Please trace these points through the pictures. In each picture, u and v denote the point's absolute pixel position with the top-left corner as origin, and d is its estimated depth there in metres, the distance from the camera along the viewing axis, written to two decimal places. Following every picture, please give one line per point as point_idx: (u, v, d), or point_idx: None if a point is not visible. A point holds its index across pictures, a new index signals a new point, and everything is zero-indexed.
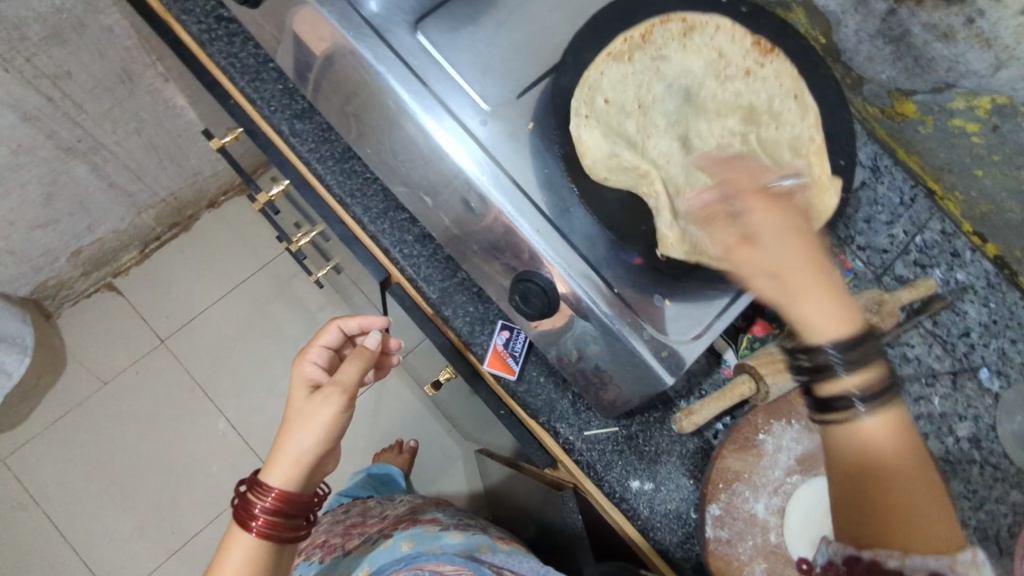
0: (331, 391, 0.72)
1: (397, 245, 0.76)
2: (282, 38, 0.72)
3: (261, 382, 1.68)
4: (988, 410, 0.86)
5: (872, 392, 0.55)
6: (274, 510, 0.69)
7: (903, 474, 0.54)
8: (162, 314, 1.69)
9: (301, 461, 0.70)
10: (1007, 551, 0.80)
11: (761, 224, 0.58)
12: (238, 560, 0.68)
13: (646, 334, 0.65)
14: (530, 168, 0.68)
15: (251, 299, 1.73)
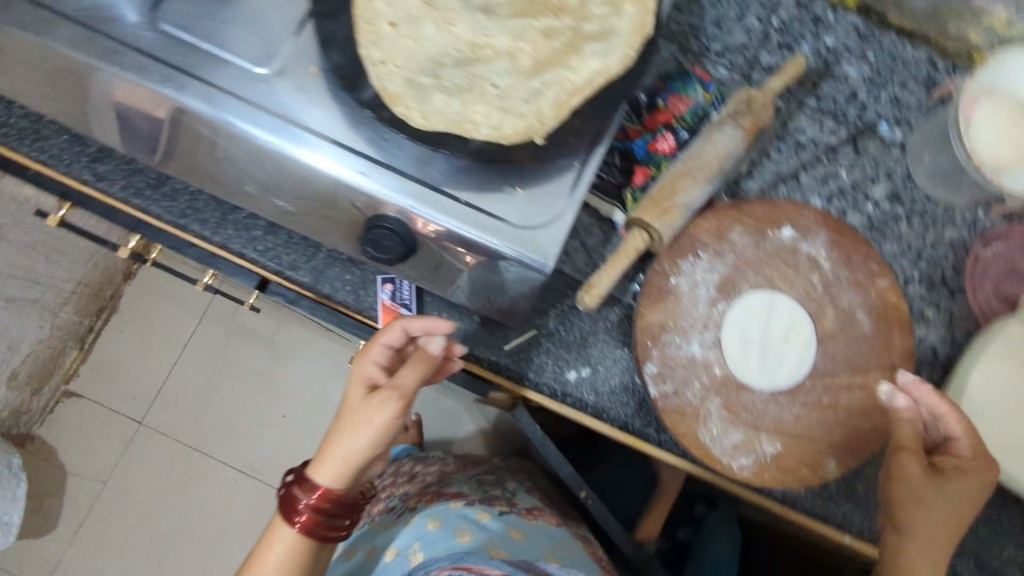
0: (382, 399, 0.62)
1: (248, 245, 0.72)
2: (30, 85, 0.65)
3: (251, 420, 1.67)
4: (898, 162, 0.82)
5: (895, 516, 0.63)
6: (266, 547, 0.65)
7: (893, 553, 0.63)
8: (129, 399, 1.66)
9: (347, 465, 0.63)
10: (956, 289, 0.80)
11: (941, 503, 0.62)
12: (275, 556, 0.64)
13: (509, 231, 0.61)
14: (329, 115, 0.62)
15: (206, 348, 1.70)
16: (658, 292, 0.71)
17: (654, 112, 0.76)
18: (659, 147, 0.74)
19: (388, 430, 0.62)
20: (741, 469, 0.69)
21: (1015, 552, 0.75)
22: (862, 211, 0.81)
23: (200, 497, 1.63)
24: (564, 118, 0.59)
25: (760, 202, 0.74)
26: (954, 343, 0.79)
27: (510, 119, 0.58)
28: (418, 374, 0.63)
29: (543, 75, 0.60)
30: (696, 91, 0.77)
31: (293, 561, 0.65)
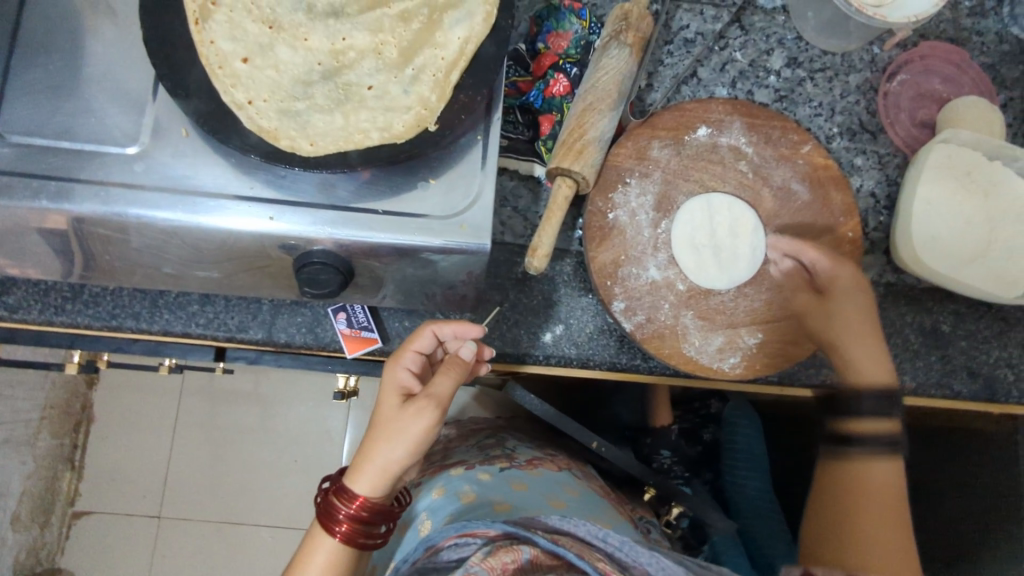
0: (422, 411, 0.61)
1: (189, 322, 0.70)
2: None
3: (266, 476, 1.66)
4: (786, 27, 0.82)
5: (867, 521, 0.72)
6: (309, 550, 0.64)
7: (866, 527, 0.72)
8: (141, 497, 1.63)
9: (385, 472, 0.62)
10: (877, 129, 0.81)
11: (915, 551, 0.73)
12: (317, 566, 0.64)
13: (435, 223, 0.61)
14: (221, 172, 0.60)
15: (196, 425, 1.66)
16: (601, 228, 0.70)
17: (539, 57, 0.74)
18: (554, 91, 0.73)
19: (428, 435, 0.62)
20: (733, 368, 0.70)
21: (1004, 353, 0.78)
22: (767, 86, 0.81)
23: (243, 563, 1.63)
24: (450, 95, 0.57)
25: (668, 111, 0.73)
26: (891, 181, 0.81)
27: (398, 115, 0.57)
28: (454, 379, 0.63)
29: (415, 61, 0.59)
30: (571, 23, 0.75)
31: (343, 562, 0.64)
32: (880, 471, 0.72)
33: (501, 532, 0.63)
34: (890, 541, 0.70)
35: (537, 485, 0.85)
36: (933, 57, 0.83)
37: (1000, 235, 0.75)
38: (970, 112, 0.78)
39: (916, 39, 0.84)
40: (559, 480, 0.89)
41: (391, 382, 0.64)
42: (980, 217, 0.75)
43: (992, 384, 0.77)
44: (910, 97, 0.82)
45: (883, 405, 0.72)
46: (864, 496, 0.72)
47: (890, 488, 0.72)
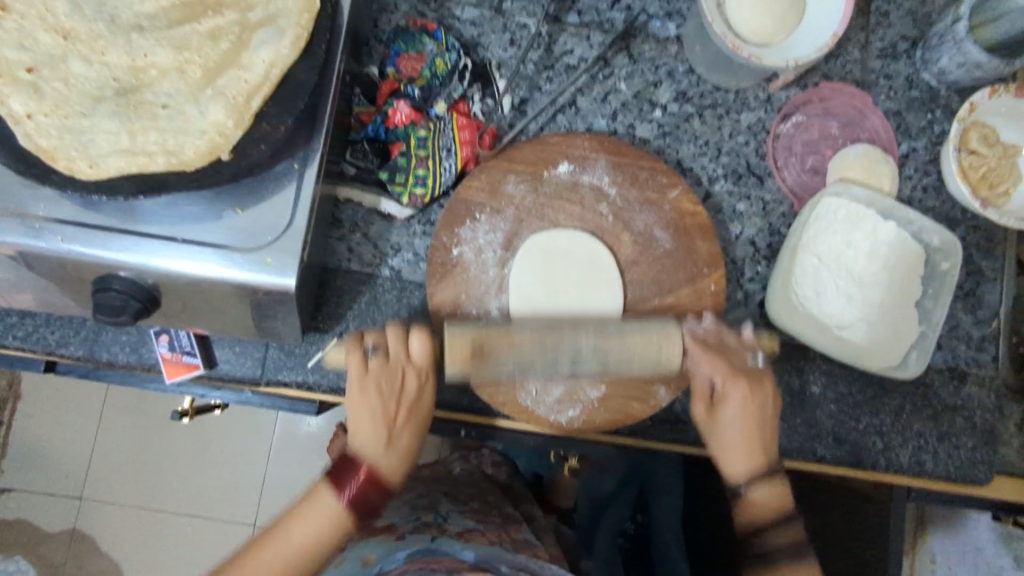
0: (423, 388, 0.64)
1: (6, 333, 0.68)
2: None
3: (191, 468, 1.43)
4: (678, 58, 0.78)
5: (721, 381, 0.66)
6: (286, 529, 0.58)
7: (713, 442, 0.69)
8: (43, 502, 1.41)
9: (409, 445, 0.63)
10: (764, 173, 0.77)
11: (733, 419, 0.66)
12: (309, 530, 0.57)
13: (238, 256, 0.58)
14: (8, 185, 0.56)
15: (124, 411, 1.44)
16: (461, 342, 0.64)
17: (381, 84, 0.71)
18: (396, 118, 0.69)
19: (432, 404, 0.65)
20: (571, 421, 0.67)
21: (872, 420, 0.75)
22: (649, 121, 0.77)
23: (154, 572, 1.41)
24: (247, 122, 0.54)
25: (528, 144, 0.69)
26: (774, 231, 0.77)
27: (190, 140, 0.53)
28: (433, 359, 0.65)
29: (217, 81, 0.55)
30: (424, 44, 0.71)
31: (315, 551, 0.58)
32: (738, 458, 0.66)
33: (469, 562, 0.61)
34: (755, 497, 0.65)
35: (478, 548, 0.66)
36: (835, 99, 0.78)
37: (889, 305, 0.71)
38: (862, 163, 0.75)
39: (818, 78, 0.79)
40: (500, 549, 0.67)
41: (375, 367, 0.62)
42: (870, 278, 0.71)
43: (858, 451, 0.74)
44: (804, 141, 0.78)
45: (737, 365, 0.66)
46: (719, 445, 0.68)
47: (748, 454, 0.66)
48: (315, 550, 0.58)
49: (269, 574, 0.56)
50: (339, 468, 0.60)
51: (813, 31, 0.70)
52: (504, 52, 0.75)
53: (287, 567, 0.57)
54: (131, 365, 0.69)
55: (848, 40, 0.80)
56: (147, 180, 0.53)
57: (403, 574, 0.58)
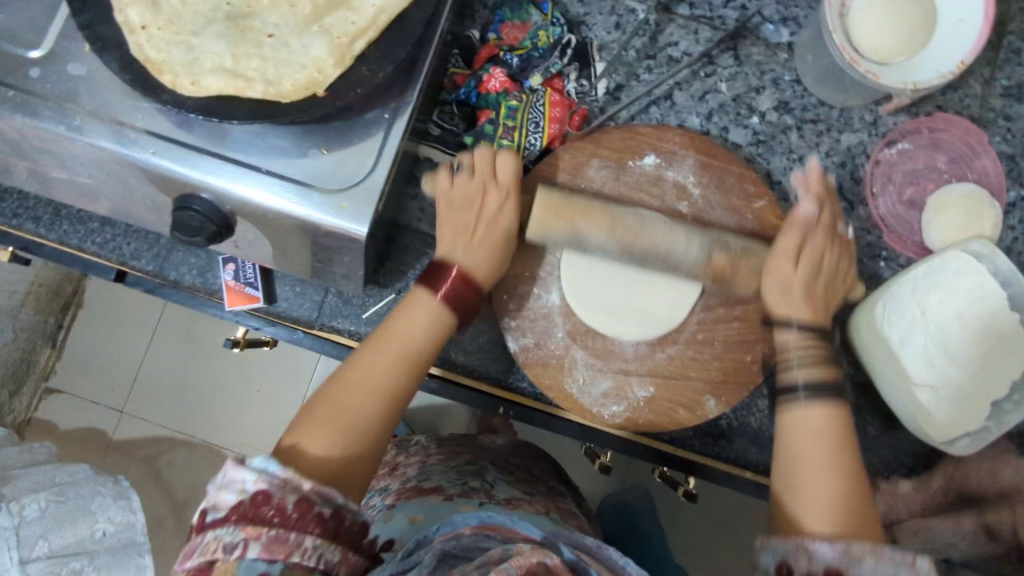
0: (510, 174, 0.62)
1: (87, 238, 0.70)
2: None
3: (228, 401, 1.47)
4: (785, 66, 0.75)
5: (813, 383, 0.57)
6: (394, 321, 0.58)
7: (832, 482, 0.53)
8: (85, 409, 1.46)
9: (495, 251, 0.61)
10: (857, 199, 0.74)
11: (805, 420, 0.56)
12: (418, 317, 0.58)
13: (315, 195, 0.58)
14: (112, 93, 0.58)
15: (174, 335, 1.48)
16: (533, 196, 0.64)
17: (481, 49, 0.70)
18: (489, 86, 0.68)
19: (507, 245, 0.62)
20: (613, 417, 0.65)
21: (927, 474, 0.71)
22: (746, 127, 0.74)
23: (182, 493, 1.46)
24: (348, 63, 0.54)
25: (618, 131, 0.68)
26: (856, 259, 0.73)
27: (290, 73, 0.54)
28: (519, 180, 0.62)
29: (326, 19, 0.56)
30: (529, 14, 0.70)
31: (415, 359, 0.57)
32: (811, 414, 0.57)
33: (533, 536, 0.51)
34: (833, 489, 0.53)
35: (522, 519, 0.67)
36: (947, 132, 0.74)
37: (978, 367, 0.67)
38: (965, 204, 0.70)
39: (931, 109, 0.75)
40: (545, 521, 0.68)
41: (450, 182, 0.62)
42: (964, 356, 0.67)
43: (908, 503, 0.70)
44: (905, 171, 0.74)
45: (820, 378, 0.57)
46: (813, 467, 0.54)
47: (821, 438, 0.55)
48: (422, 353, 0.57)
49: (363, 386, 0.54)
50: (432, 273, 0.60)
51: (939, 55, 0.66)
52: (607, 35, 0.74)
53: (386, 375, 0.55)
54: (193, 288, 0.70)
55: (971, 73, 0.75)
56: (242, 103, 0.54)
57: (453, 539, 0.50)
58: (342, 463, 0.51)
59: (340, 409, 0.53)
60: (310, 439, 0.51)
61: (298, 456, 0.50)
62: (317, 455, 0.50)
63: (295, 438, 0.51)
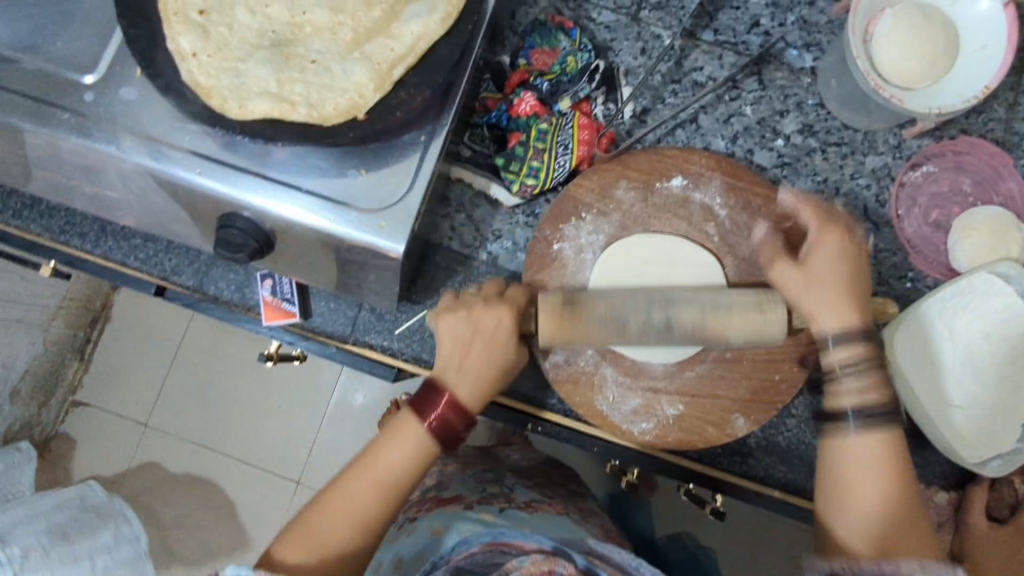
0: (485, 348, 0.61)
1: (130, 254, 0.73)
2: None
3: (251, 415, 1.49)
4: (809, 90, 0.77)
5: (868, 411, 0.56)
6: (381, 447, 0.58)
7: (881, 514, 0.54)
8: (112, 422, 1.49)
9: (484, 386, 0.61)
10: (882, 221, 0.75)
11: (857, 452, 0.56)
12: (403, 456, 0.58)
13: (354, 214, 0.60)
14: (161, 117, 0.61)
15: (200, 350, 1.51)
16: (521, 301, 0.64)
17: (511, 74, 0.72)
18: (519, 110, 0.70)
19: (511, 364, 0.63)
20: (643, 434, 0.67)
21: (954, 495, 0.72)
22: (771, 149, 0.76)
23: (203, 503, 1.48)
24: (387, 89, 0.56)
25: (645, 153, 0.69)
26: (882, 280, 0.74)
27: (332, 96, 0.56)
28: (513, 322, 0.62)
29: (366, 46, 0.58)
30: (558, 40, 0.73)
31: (402, 483, 0.58)
32: (858, 445, 0.56)
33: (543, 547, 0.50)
34: (859, 530, 0.55)
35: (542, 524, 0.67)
36: (970, 154, 0.75)
37: (1008, 391, 0.67)
38: (989, 225, 0.71)
39: (956, 132, 0.75)
40: (564, 523, 0.69)
41: (451, 322, 0.62)
42: (993, 377, 0.67)
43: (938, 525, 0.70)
44: (930, 194, 0.75)
45: (874, 417, 0.56)
46: (862, 503, 0.55)
47: (879, 461, 0.55)
48: (405, 476, 0.57)
49: (341, 522, 0.56)
50: (422, 401, 0.60)
51: (961, 83, 0.67)
52: (633, 60, 0.76)
53: (370, 501, 0.57)
54: (231, 303, 0.73)
55: (996, 97, 0.76)
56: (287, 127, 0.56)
57: (469, 556, 0.51)
58: (366, 528, 0.56)
59: (313, 539, 0.55)
60: (292, 552, 0.55)
61: (271, 565, 0.55)
62: (287, 564, 0.54)
63: (280, 547, 0.56)
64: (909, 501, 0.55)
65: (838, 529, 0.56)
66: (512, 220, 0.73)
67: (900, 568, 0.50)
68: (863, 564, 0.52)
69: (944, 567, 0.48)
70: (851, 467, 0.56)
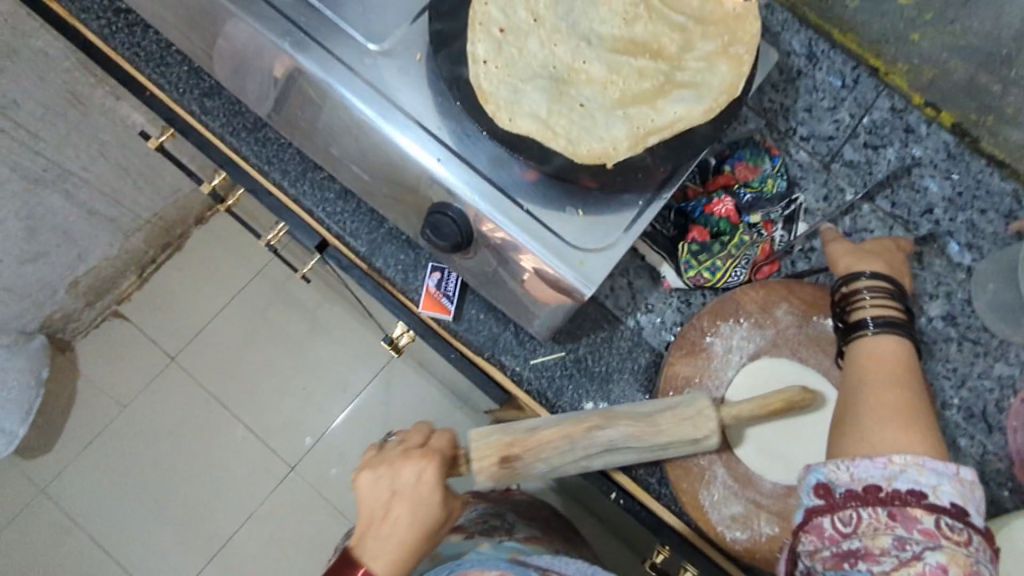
0: (408, 514, 0.63)
1: (320, 204, 0.77)
2: (184, 27, 0.73)
3: None
4: (961, 285, 0.82)
5: (885, 321, 0.63)
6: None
7: (869, 384, 0.60)
8: None
9: (410, 533, 0.62)
10: (998, 426, 0.78)
11: (873, 347, 0.63)
12: None
13: (561, 247, 0.63)
14: (421, 101, 0.66)
15: None
16: (487, 452, 0.65)
17: (716, 175, 0.79)
18: (715, 209, 0.76)
19: (438, 511, 0.64)
20: (735, 542, 0.68)
21: None
22: (913, 323, 0.81)
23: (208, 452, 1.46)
24: (639, 151, 0.61)
25: (813, 287, 0.73)
26: (982, 479, 0.77)
27: (588, 141, 0.61)
28: (434, 474, 0.65)
29: (629, 108, 0.63)
30: (763, 160, 0.79)
31: None
32: (875, 346, 0.63)
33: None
34: (873, 439, 0.57)
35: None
36: None
37: None
38: None
39: None
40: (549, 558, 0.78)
41: (369, 485, 0.65)
42: None
43: None
44: None
45: (892, 326, 0.63)
46: (871, 390, 0.60)
47: (892, 364, 0.61)
48: None
49: None
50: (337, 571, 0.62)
51: None
52: (814, 202, 0.84)
53: None
54: (392, 280, 0.76)
55: None
56: (541, 152, 0.61)
57: None
58: None
59: None
60: None
61: None
62: None
63: None
64: (923, 417, 0.57)
65: (846, 422, 0.59)
66: (666, 299, 0.77)
67: (893, 485, 0.54)
68: (862, 463, 0.55)
69: (955, 502, 0.53)
70: (861, 352, 0.63)
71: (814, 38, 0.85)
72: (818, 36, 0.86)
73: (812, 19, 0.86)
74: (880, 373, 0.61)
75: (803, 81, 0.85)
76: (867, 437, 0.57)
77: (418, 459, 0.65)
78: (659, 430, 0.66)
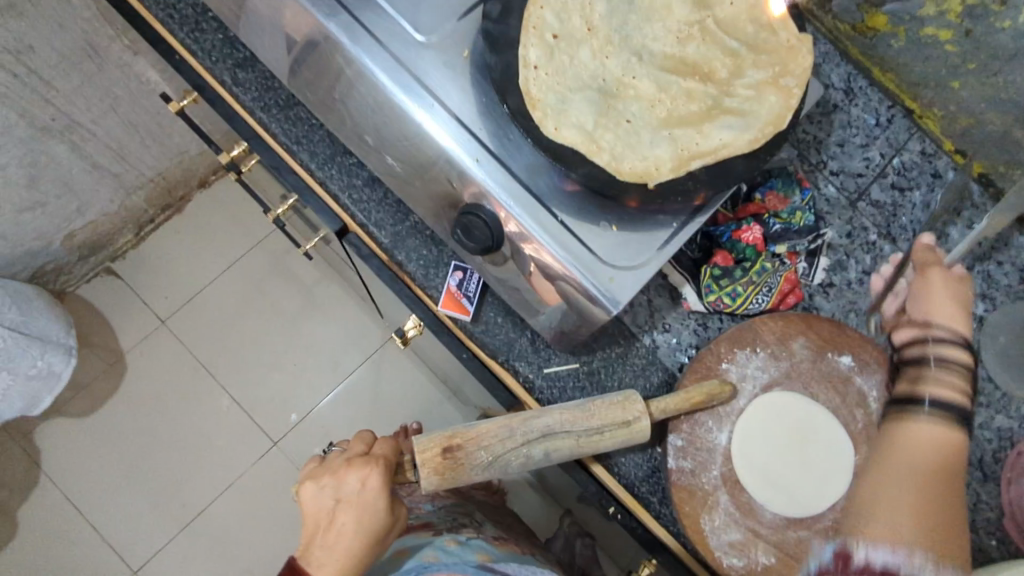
0: (354, 519, 0.63)
1: (345, 189, 0.76)
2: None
3: None
4: (972, 334, 0.82)
5: (941, 406, 0.59)
6: None
7: (907, 467, 0.56)
8: None
9: (359, 543, 0.63)
10: (993, 477, 0.79)
11: (917, 431, 0.59)
12: None
13: (593, 260, 0.63)
14: (464, 98, 0.65)
15: None
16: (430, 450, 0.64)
17: (747, 202, 0.78)
18: (743, 236, 0.75)
19: (385, 519, 0.64)
20: (730, 568, 0.68)
21: None
22: None
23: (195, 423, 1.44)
24: (681, 173, 0.61)
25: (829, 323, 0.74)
26: (972, 527, 0.78)
27: (632, 157, 0.61)
28: (380, 481, 0.66)
29: (675, 129, 0.63)
30: (794, 193, 0.79)
31: None
32: (924, 428, 0.59)
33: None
34: (879, 515, 0.53)
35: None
36: None
37: None
38: None
39: None
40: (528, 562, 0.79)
41: (314, 494, 0.65)
42: None
43: None
44: None
45: (946, 411, 0.59)
46: (896, 472, 0.56)
47: (931, 452, 0.57)
48: None
49: None
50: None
51: None
52: (838, 237, 0.84)
53: None
54: (412, 274, 0.76)
55: None
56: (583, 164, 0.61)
57: None
58: None
59: None
60: None
61: None
62: None
63: None
64: (947, 519, 0.53)
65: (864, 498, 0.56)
66: (684, 321, 0.77)
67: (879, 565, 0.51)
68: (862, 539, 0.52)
69: None
70: (908, 431, 0.59)
71: (853, 74, 0.86)
72: (858, 73, 0.86)
73: (852, 54, 0.86)
74: (924, 455, 0.56)
75: (838, 115, 0.86)
76: (877, 512, 0.54)
77: (360, 469, 0.66)
78: (592, 415, 0.65)
